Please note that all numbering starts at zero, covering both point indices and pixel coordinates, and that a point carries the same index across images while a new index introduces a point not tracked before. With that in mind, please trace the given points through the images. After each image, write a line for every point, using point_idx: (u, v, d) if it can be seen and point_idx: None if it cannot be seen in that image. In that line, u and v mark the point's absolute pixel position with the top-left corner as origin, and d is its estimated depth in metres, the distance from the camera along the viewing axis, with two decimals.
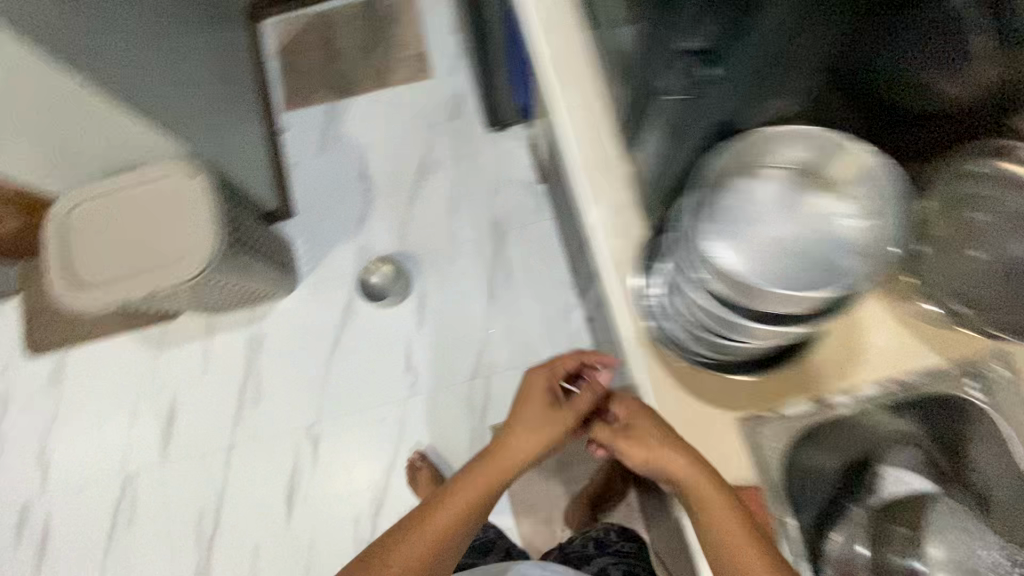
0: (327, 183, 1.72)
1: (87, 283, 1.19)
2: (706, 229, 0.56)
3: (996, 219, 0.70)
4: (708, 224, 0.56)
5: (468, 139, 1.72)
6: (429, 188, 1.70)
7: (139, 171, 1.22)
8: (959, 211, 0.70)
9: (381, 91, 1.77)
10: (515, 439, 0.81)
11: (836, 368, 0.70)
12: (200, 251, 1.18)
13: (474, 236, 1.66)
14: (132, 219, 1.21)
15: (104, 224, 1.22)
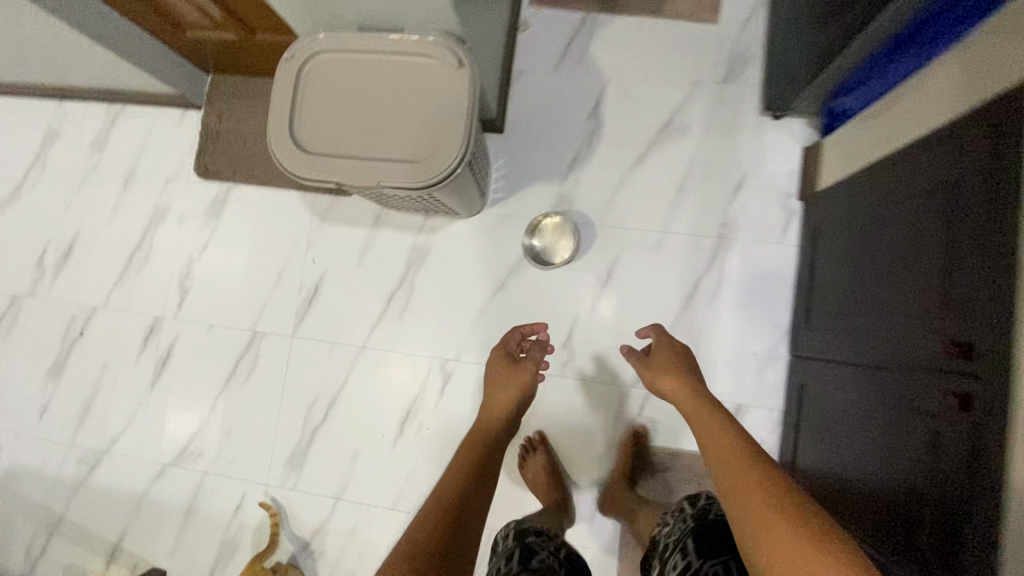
0: (551, 107, 1.47)
1: (301, 144, 1.05)
2: None
3: None
4: None
5: (731, 115, 1.41)
6: (663, 156, 1.42)
7: (406, 46, 1.05)
8: None
9: (650, 22, 1.46)
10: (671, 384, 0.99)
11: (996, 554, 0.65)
12: (435, 161, 1.00)
13: (693, 230, 1.40)
14: (380, 100, 1.05)
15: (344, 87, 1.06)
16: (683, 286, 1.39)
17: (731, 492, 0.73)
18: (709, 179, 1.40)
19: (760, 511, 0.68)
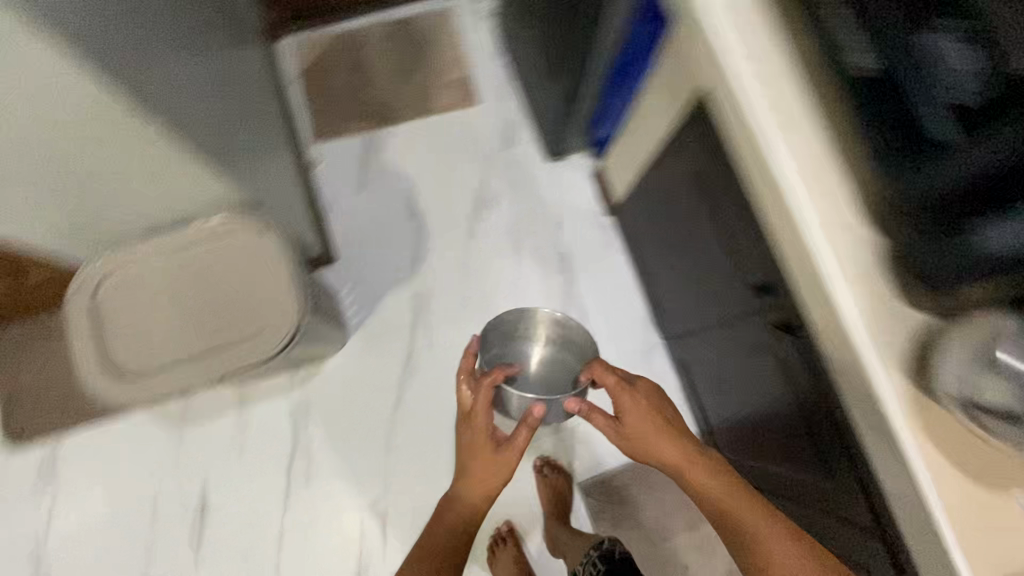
0: (371, 222, 1.53)
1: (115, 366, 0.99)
2: None
3: None
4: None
5: (525, 168, 1.59)
6: (488, 224, 1.55)
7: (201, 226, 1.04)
8: None
9: (424, 120, 1.62)
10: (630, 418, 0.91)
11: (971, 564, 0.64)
12: (265, 342, 1.00)
13: (543, 273, 1.53)
14: (195, 289, 1.03)
15: (145, 280, 1.03)
16: None
17: (711, 492, 0.86)
18: (535, 226, 1.56)
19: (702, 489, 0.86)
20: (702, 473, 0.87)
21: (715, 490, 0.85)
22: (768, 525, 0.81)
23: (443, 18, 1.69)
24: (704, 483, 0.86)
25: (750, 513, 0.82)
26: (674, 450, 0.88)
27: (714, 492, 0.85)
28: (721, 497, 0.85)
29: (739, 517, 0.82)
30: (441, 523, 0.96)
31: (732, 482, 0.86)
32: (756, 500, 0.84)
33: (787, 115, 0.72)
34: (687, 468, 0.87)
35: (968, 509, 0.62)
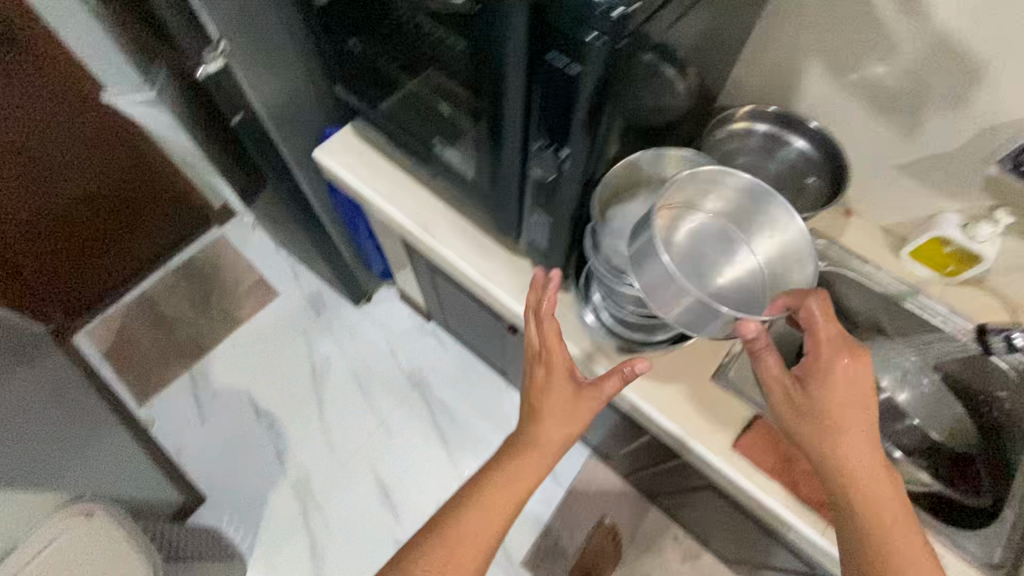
0: (226, 445, 1.59)
1: None
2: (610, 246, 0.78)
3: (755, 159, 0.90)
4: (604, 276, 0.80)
5: (342, 323, 1.76)
6: (332, 387, 1.67)
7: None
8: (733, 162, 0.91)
9: (236, 332, 1.75)
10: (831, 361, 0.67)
11: (786, 467, 0.79)
12: None
13: (396, 400, 1.65)
14: None
15: None
16: (430, 433, 1.61)
17: (835, 452, 0.66)
18: (371, 365, 1.70)
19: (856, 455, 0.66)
20: (849, 440, 0.66)
21: (845, 456, 0.66)
22: (890, 508, 0.65)
23: (218, 246, 1.90)
24: (849, 456, 0.66)
25: (884, 502, 0.65)
26: (834, 399, 0.67)
27: (848, 458, 0.66)
28: (856, 475, 0.66)
29: (871, 490, 0.66)
30: (456, 548, 0.75)
31: (867, 438, 0.67)
32: (884, 473, 0.66)
33: (425, 215, 0.98)
34: (830, 445, 0.66)
35: (747, 442, 0.81)
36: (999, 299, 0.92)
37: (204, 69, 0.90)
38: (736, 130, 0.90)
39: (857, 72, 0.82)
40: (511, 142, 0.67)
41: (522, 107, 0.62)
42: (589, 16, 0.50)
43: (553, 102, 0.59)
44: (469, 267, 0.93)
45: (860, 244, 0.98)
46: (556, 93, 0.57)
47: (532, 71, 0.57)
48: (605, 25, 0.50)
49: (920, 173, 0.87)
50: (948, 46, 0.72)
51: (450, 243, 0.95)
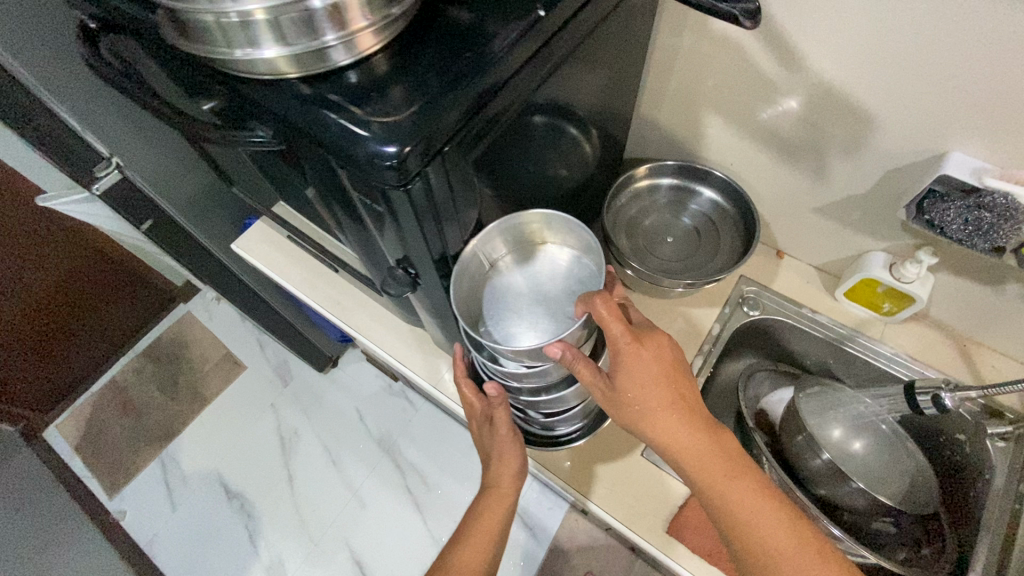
0: (198, 531, 1.56)
1: None
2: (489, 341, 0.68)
3: (663, 215, 0.89)
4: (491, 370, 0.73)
5: (310, 390, 1.74)
6: (301, 459, 1.64)
7: None
8: (641, 221, 0.89)
9: (204, 411, 1.73)
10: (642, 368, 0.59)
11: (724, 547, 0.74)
12: None
13: (369, 469, 1.61)
14: None
15: None
16: (404, 501, 1.56)
17: (681, 463, 0.60)
18: (342, 434, 1.67)
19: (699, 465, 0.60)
20: (681, 441, 0.60)
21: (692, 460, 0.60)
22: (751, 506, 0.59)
23: (184, 324, 1.90)
24: (690, 458, 0.60)
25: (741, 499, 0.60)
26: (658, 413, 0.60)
27: (689, 460, 0.59)
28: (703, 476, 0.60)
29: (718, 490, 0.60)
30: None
31: (702, 446, 0.60)
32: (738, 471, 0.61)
33: (342, 302, 0.94)
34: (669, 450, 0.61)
35: (685, 520, 0.76)
36: (944, 334, 0.87)
37: (99, 185, 0.89)
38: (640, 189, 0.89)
39: (755, 124, 0.80)
40: (373, 255, 0.62)
41: (359, 228, 0.57)
42: (377, 167, 0.44)
43: (385, 231, 0.54)
44: (389, 352, 0.91)
45: (794, 287, 0.94)
46: (383, 222, 0.52)
47: (352, 199, 0.52)
48: (393, 177, 0.44)
49: (838, 215, 0.83)
50: (834, 98, 0.70)
51: (367, 329, 0.92)
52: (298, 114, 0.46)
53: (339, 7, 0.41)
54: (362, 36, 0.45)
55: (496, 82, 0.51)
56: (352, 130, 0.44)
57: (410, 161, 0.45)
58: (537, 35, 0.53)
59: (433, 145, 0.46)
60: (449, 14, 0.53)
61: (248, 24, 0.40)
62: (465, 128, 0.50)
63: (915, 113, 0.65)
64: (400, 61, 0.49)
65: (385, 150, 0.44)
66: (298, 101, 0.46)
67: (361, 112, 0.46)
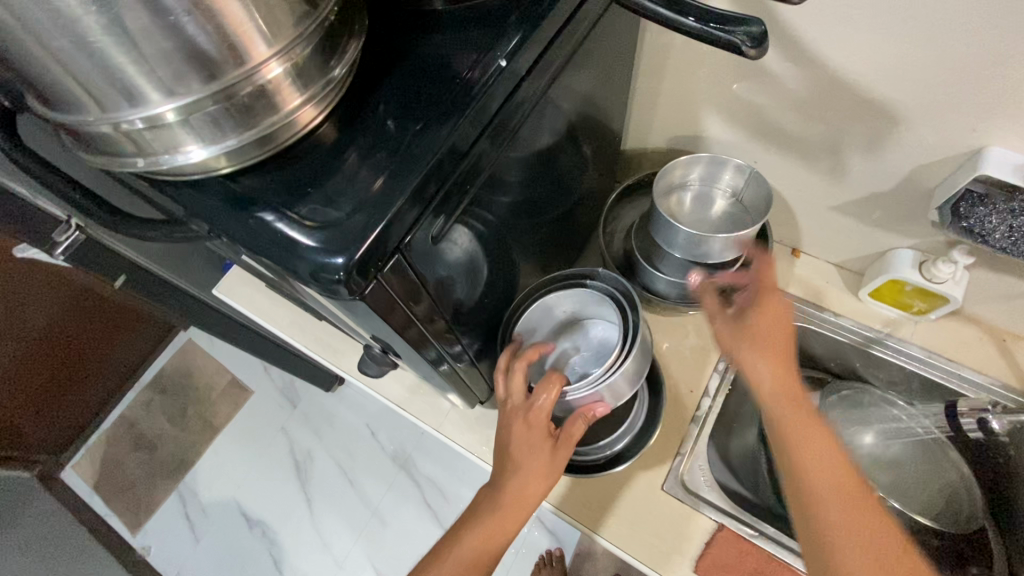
0: (223, 561, 1.56)
1: None
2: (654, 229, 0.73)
3: None
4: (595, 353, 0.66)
5: (318, 409, 1.70)
6: (316, 480, 1.61)
7: None
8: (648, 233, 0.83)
9: (215, 439, 1.69)
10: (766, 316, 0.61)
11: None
12: None
13: (385, 486, 1.57)
14: None
15: None
16: (424, 514, 1.53)
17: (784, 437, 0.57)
18: (356, 452, 1.63)
19: (808, 442, 0.57)
20: (790, 410, 0.58)
21: (791, 420, 0.58)
22: (848, 512, 0.54)
23: (188, 352, 1.86)
24: (789, 427, 0.57)
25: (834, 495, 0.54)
26: (776, 374, 0.59)
27: (790, 423, 0.58)
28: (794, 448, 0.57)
29: (812, 466, 0.56)
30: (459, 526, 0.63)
31: (815, 431, 0.57)
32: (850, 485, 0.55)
33: (335, 345, 0.88)
34: (779, 405, 0.58)
35: (717, 554, 0.72)
36: (981, 330, 0.80)
37: (66, 244, 0.78)
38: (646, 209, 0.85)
39: (760, 123, 0.72)
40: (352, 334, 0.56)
41: (331, 310, 0.50)
42: (327, 281, 0.38)
43: (358, 322, 0.47)
44: (387, 395, 0.85)
45: (814, 288, 0.87)
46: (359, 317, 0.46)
47: (310, 295, 0.45)
48: (345, 289, 0.38)
49: (859, 213, 0.76)
50: (849, 94, 0.62)
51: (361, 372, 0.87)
52: (233, 218, 0.40)
53: (264, 90, 0.36)
54: (300, 114, 0.39)
55: (461, 144, 0.43)
56: (296, 233, 0.38)
57: (365, 268, 0.38)
58: (505, 77, 0.45)
59: (388, 234, 0.39)
60: (401, 65, 0.45)
61: (160, 128, 0.35)
62: (430, 208, 0.43)
63: (946, 105, 0.58)
64: (349, 133, 0.43)
65: (334, 261, 0.37)
66: (233, 201, 0.40)
67: (307, 207, 0.39)
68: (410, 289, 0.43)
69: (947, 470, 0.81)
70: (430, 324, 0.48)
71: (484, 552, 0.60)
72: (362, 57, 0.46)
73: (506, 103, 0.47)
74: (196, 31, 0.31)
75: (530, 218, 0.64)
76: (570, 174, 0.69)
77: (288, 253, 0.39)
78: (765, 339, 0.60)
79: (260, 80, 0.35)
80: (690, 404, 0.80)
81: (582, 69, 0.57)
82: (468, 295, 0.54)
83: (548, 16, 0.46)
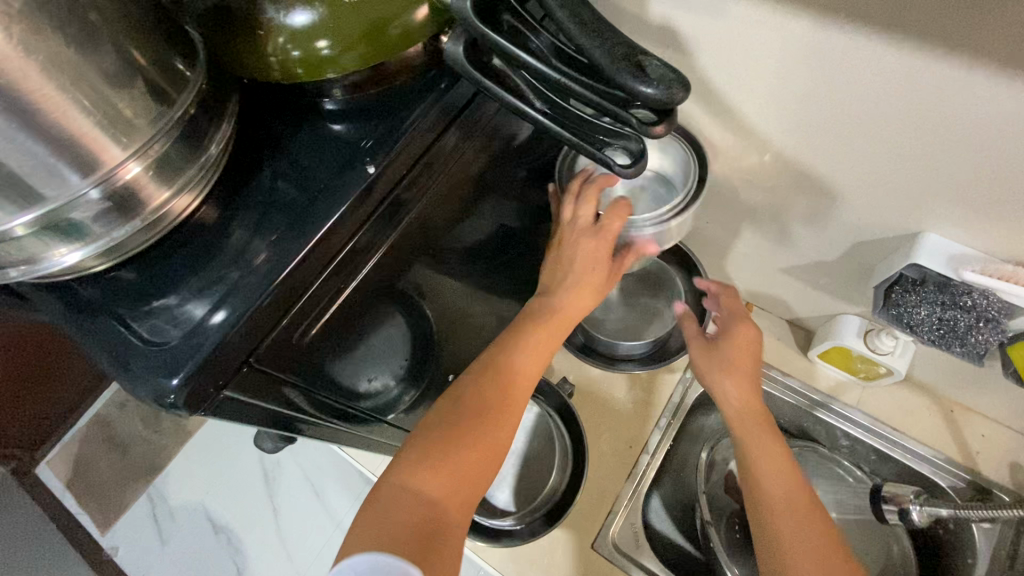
0: (187, 566, 1.56)
1: None
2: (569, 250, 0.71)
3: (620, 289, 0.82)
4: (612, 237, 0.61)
5: None
6: (284, 490, 1.60)
7: None
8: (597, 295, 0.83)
9: (185, 443, 1.69)
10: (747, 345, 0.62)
11: None
12: None
13: (351, 499, 1.57)
14: None
15: None
16: None
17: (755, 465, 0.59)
18: (324, 463, 1.62)
19: (778, 472, 0.58)
20: (759, 439, 0.60)
21: (757, 449, 0.60)
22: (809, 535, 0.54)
23: None
24: (757, 454, 0.59)
25: (799, 519, 0.55)
26: (748, 402, 0.61)
27: (756, 450, 0.60)
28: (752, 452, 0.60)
29: (780, 485, 0.58)
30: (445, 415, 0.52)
31: (782, 455, 0.59)
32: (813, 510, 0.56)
33: None
34: (745, 433, 0.61)
35: None
36: (929, 398, 0.78)
37: None
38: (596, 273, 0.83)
39: (706, 185, 0.70)
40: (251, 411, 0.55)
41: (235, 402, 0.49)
42: (166, 405, 0.37)
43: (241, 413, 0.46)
44: None
45: (767, 344, 0.85)
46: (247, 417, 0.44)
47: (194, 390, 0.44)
48: (187, 407, 0.37)
49: (807, 277, 0.74)
50: (787, 166, 0.61)
51: None
52: (87, 324, 0.39)
53: (128, 192, 0.35)
54: (172, 204, 0.39)
55: (353, 218, 0.43)
56: (153, 339, 0.38)
57: (208, 382, 0.37)
58: (412, 141, 0.45)
59: (245, 327, 0.38)
60: (297, 139, 0.45)
61: (11, 242, 0.34)
62: (321, 284, 0.43)
63: (886, 187, 0.55)
64: (231, 215, 0.42)
65: (169, 382, 0.36)
66: (99, 304, 0.39)
67: (166, 313, 0.39)
68: (274, 384, 0.43)
69: (890, 548, 0.79)
70: (304, 407, 0.47)
71: (494, 400, 0.52)
72: (257, 139, 0.45)
73: (414, 168, 0.46)
74: (43, 146, 0.31)
75: (468, 268, 0.63)
76: (513, 227, 0.68)
77: (142, 357, 0.37)
78: (739, 367, 0.62)
79: (117, 184, 0.34)
80: (629, 459, 0.80)
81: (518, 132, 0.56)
82: (370, 366, 0.54)
83: (447, 93, 0.46)
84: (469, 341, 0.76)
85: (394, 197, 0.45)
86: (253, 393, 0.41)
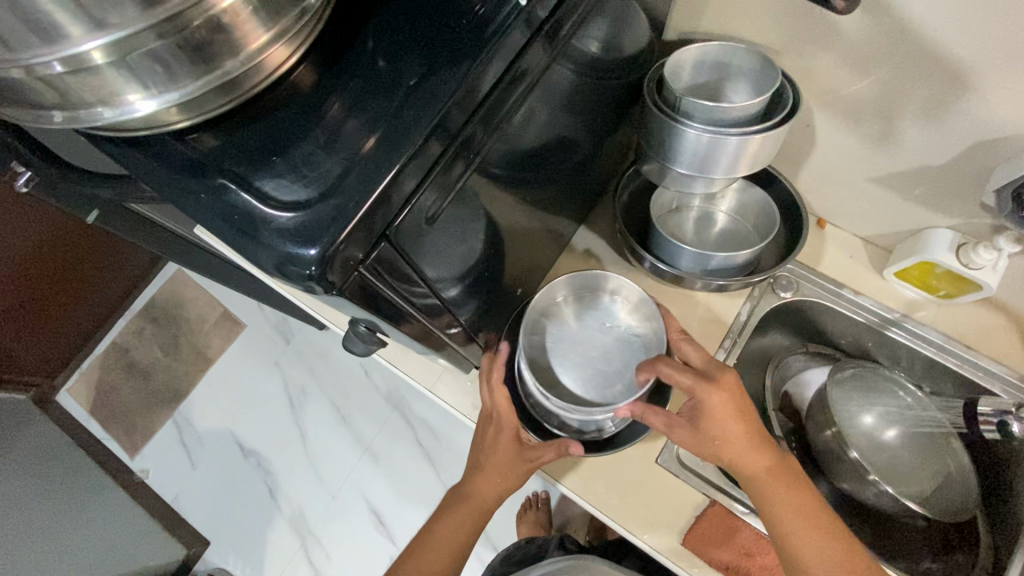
0: (218, 488, 1.58)
1: None
2: (661, 139, 0.61)
3: (698, 220, 0.74)
4: (697, 143, 0.58)
5: (313, 346, 1.68)
6: (310, 415, 1.60)
7: None
8: (674, 218, 0.73)
9: (208, 370, 1.68)
10: (721, 403, 0.53)
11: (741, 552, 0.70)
12: None
13: (378, 423, 1.57)
14: None
15: None
16: (417, 454, 1.52)
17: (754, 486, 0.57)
18: (349, 389, 1.62)
19: (774, 493, 0.57)
20: (752, 461, 0.57)
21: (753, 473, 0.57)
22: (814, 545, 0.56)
23: (178, 282, 1.82)
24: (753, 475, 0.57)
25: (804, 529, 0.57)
26: (733, 439, 0.55)
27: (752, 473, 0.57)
28: (766, 488, 0.57)
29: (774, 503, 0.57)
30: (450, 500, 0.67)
31: (769, 470, 0.57)
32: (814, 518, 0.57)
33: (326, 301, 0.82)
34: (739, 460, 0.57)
35: (711, 521, 0.71)
36: (1005, 318, 0.76)
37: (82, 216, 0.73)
38: (667, 199, 0.73)
39: (808, 80, 0.64)
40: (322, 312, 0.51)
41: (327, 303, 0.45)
42: (293, 275, 0.33)
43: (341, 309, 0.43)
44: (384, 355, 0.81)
45: (837, 263, 0.81)
46: (364, 312, 0.40)
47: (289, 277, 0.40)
48: (320, 285, 0.33)
49: (898, 187, 0.69)
50: (912, 50, 0.55)
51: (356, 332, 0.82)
52: (190, 188, 0.35)
53: (219, 21, 0.31)
54: (270, 54, 0.35)
55: (436, 146, 0.37)
56: (263, 201, 0.34)
57: (345, 258, 0.34)
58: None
59: (384, 198, 0.34)
60: (381, 11, 0.41)
61: (88, 74, 0.30)
62: (447, 160, 0.38)
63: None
64: (331, 76, 0.38)
65: (307, 253, 0.33)
66: (187, 169, 0.35)
67: (277, 181, 0.35)
68: (401, 277, 0.39)
69: (951, 464, 0.78)
70: (417, 306, 0.43)
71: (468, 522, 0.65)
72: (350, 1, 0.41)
73: (499, 84, 0.40)
74: None
75: (538, 177, 0.58)
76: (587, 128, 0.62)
77: (257, 224, 0.33)
78: (723, 414, 0.54)
79: (212, 8, 0.30)
80: None
81: (594, 15, 0.51)
82: (476, 262, 0.50)
83: None
84: (537, 257, 0.72)
85: (468, 134, 0.39)
86: (381, 284, 0.38)
